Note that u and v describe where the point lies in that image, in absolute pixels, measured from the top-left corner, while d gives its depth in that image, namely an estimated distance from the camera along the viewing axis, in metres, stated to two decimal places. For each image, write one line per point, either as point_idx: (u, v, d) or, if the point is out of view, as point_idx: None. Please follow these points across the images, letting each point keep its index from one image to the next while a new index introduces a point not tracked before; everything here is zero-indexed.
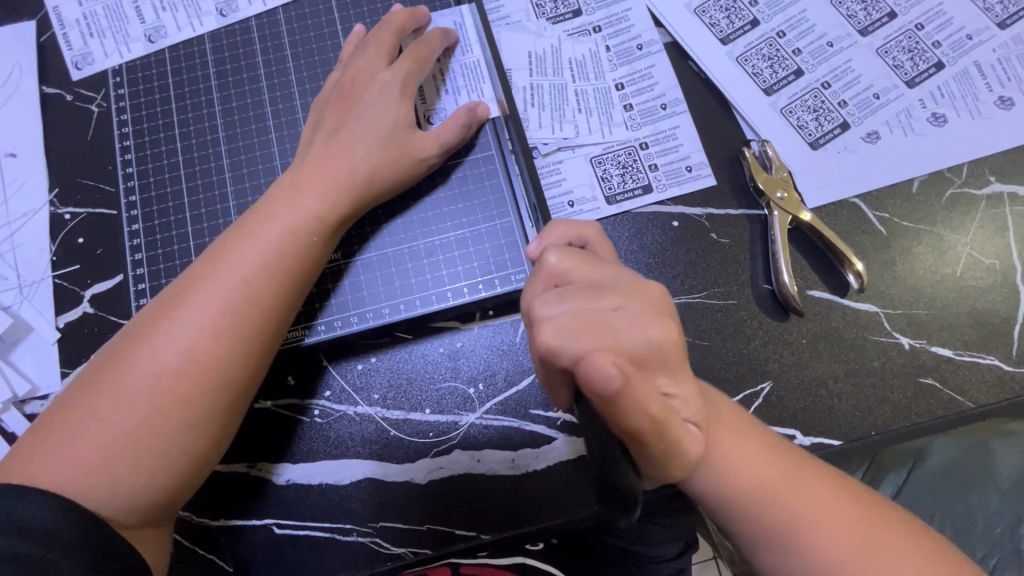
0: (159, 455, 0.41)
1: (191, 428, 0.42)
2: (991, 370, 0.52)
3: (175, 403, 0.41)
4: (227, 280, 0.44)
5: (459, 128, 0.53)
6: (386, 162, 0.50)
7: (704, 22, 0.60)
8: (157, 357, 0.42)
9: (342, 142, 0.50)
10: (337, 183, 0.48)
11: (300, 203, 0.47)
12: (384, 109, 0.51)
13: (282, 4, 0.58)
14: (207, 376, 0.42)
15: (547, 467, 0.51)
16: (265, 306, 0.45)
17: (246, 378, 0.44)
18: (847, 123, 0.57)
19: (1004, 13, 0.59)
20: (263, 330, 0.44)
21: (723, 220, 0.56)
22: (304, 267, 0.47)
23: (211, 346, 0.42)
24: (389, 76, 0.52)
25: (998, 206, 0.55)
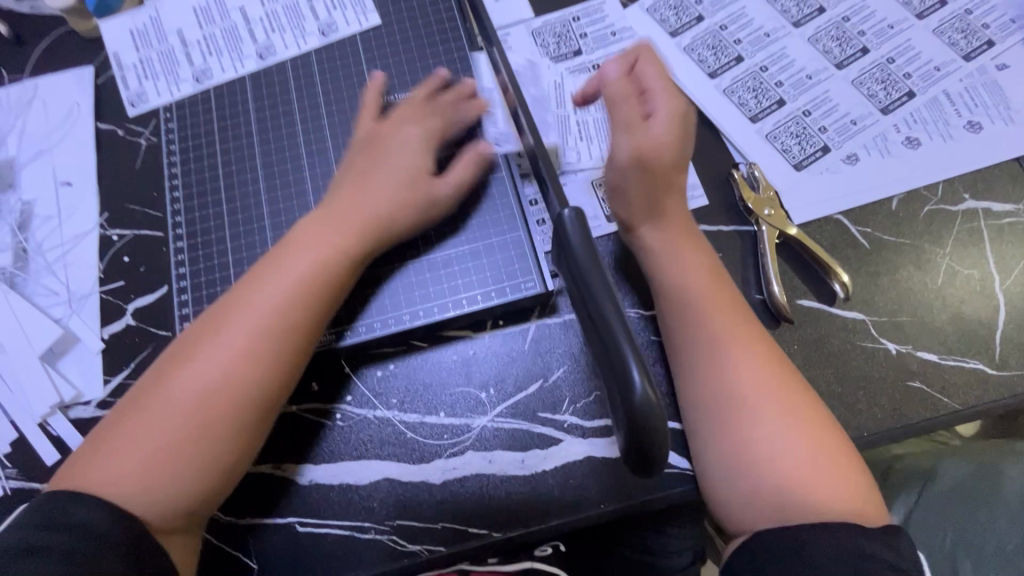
0: (195, 467, 0.45)
1: (224, 448, 0.46)
2: (975, 373, 0.55)
3: (210, 424, 0.46)
4: (259, 311, 0.48)
5: (473, 169, 0.58)
6: (408, 202, 0.55)
7: (693, 59, 0.66)
8: (195, 382, 0.46)
9: (368, 183, 0.54)
10: (360, 219, 0.53)
11: (325, 240, 0.51)
12: (410, 156, 0.56)
13: (314, 49, 0.65)
14: (240, 395, 0.46)
15: (555, 467, 0.53)
16: (294, 338, 0.49)
17: (272, 401, 0.48)
18: (828, 146, 0.62)
19: (968, 47, 0.65)
20: (293, 354, 0.48)
21: (716, 236, 0.60)
22: (330, 296, 0.50)
23: (243, 372, 0.47)
24: (418, 130, 0.57)
25: (973, 220, 0.60)
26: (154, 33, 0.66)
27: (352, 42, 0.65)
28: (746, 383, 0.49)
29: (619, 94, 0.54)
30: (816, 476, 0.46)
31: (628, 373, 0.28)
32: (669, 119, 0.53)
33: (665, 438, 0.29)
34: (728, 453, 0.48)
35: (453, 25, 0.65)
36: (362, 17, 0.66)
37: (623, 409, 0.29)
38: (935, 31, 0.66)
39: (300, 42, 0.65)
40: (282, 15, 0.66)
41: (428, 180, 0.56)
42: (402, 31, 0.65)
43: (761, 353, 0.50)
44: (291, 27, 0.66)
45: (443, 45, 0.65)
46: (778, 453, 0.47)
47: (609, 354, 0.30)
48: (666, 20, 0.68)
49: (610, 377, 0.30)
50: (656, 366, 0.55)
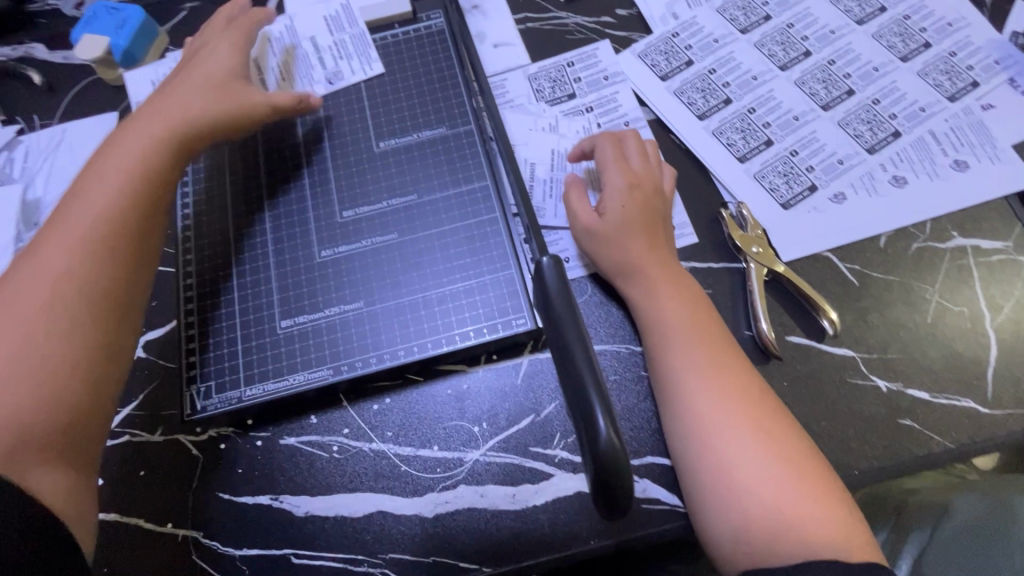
0: (61, 362, 0.48)
1: (61, 358, 0.48)
2: (966, 412, 0.55)
3: (43, 325, 0.48)
4: (71, 227, 0.52)
5: (291, 100, 0.63)
6: (155, 146, 0.57)
7: (683, 102, 0.69)
8: (55, 290, 0.49)
9: (148, 109, 0.60)
10: (168, 119, 0.59)
11: (85, 181, 0.55)
12: (179, 86, 0.61)
13: (321, 95, 0.69)
14: (91, 281, 0.51)
15: (545, 502, 0.54)
16: (88, 258, 0.51)
17: (115, 297, 0.52)
18: (815, 185, 0.64)
19: (953, 88, 0.67)
20: (109, 237, 0.53)
21: (706, 273, 0.61)
22: (141, 190, 0.55)
23: (42, 291, 0.49)
24: (224, 59, 0.63)
25: (962, 258, 0.60)
26: None
27: (357, 89, 0.69)
28: (727, 417, 0.49)
29: (573, 187, 0.61)
30: (803, 508, 0.46)
31: (594, 419, 0.32)
32: (618, 193, 0.58)
33: (630, 480, 0.31)
34: (716, 488, 0.47)
35: (452, 73, 0.69)
36: (367, 65, 0.69)
37: (589, 451, 0.32)
38: (920, 72, 0.68)
39: (308, 89, 0.69)
40: (292, 64, 0.70)
41: (188, 109, 0.59)
42: (404, 78, 0.69)
43: (741, 382, 0.51)
44: (300, 76, 0.69)
45: (443, 90, 0.68)
46: (763, 486, 0.46)
47: (577, 394, 0.33)
48: (657, 65, 0.71)
49: (578, 420, 0.33)
50: (645, 402, 0.56)
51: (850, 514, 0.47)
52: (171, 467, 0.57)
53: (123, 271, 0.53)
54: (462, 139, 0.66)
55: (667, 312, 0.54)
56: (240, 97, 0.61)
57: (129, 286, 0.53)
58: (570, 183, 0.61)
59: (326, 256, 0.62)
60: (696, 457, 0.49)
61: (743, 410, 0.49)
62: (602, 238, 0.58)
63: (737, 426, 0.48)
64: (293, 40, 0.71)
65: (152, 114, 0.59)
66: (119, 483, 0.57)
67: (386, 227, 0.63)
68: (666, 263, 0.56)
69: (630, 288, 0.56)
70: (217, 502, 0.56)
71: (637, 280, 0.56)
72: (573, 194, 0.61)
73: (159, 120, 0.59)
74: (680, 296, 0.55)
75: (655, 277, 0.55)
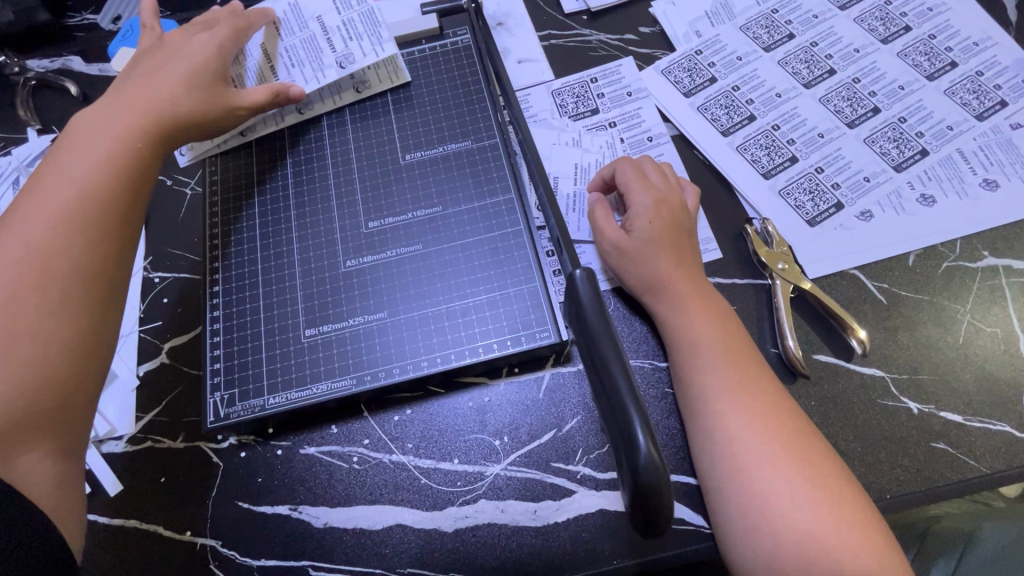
0: (42, 340, 0.47)
1: (53, 338, 0.47)
2: (1002, 436, 0.53)
3: (30, 307, 0.47)
4: (49, 201, 0.51)
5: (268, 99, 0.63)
6: (137, 125, 0.56)
7: (707, 118, 0.69)
8: (28, 266, 0.48)
9: (126, 92, 0.59)
10: (151, 102, 0.58)
11: (59, 164, 0.53)
12: (157, 71, 0.61)
13: (348, 107, 0.70)
14: (68, 259, 0.49)
15: (568, 519, 0.53)
16: (74, 236, 0.50)
17: (98, 266, 0.50)
18: (841, 203, 0.63)
19: (981, 107, 0.66)
20: (84, 214, 0.51)
21: (731, 289, 0.61)
22: (126, 164, 0.54)
23: (30, 271, 0.48)
24: (198, 43, 0.63)
25: (994, 278, 0.59)
26: None
27: (383, 102, 0.70)
28: (760, 438, 0.48)
29: (600, 207, 0.61)
30: (839, 536, 0.44)
31: (635, 436, 0.32)
32: (645, 210, 0.58)
33: (671, 500, 0.32)
34: (751, 513, 0.46)
35: (477, 87, 0.70)
36: (378, 46, 0.67)
37: (630, 467, 0.32)
38: (946, 91, 0.67)
39: (319, 75, 0.67)
40: (299, 47, 0.67)
41: (176, 95, 0.59)
42: (430, 92, 0.70)
43: (773, 401, 0.50)
44: (309, 60, 0.67)
45: (468, 105, 0.69)
46: (799, 511, 0.45)
47: (617, 412, 0.33)
48: (680, 81, 0.71)
49: (617, 436, 0.33)
50: (671, 419, 0.55)
51: (888, 544, 0.45)
52: (191, 475, 0.57)
53: (111, 248, 0.51)
54: (483, 155, 0.66)
55: (693, 331, 0.53)
56: (223, 95, 0.62)
57: (116, 258, 0.52)
58: (596, 203, 0.61)
59: (351, 266, 0.62)
60: (725, 478, 0.48)
61: (777, 432, 0.48)
62: (629, 256, 0.57)
63: (771, 448, 0.47)
64: (299, 21, 0.68)
65: (130, 105, 0.58)
66: (140, 489, 0.57)
67: (410, 237, 0.63)
68: (693, 280, 0.56)
69: (659, 305, 0.56)
70: (236, 511, 0.55)
71: (665, 296, 0.55)
72: (600, 214, 0.60)
73: (140, 110, 0.57)
74: (709, 314, 0.54)
75: (683, 293, 0.55)
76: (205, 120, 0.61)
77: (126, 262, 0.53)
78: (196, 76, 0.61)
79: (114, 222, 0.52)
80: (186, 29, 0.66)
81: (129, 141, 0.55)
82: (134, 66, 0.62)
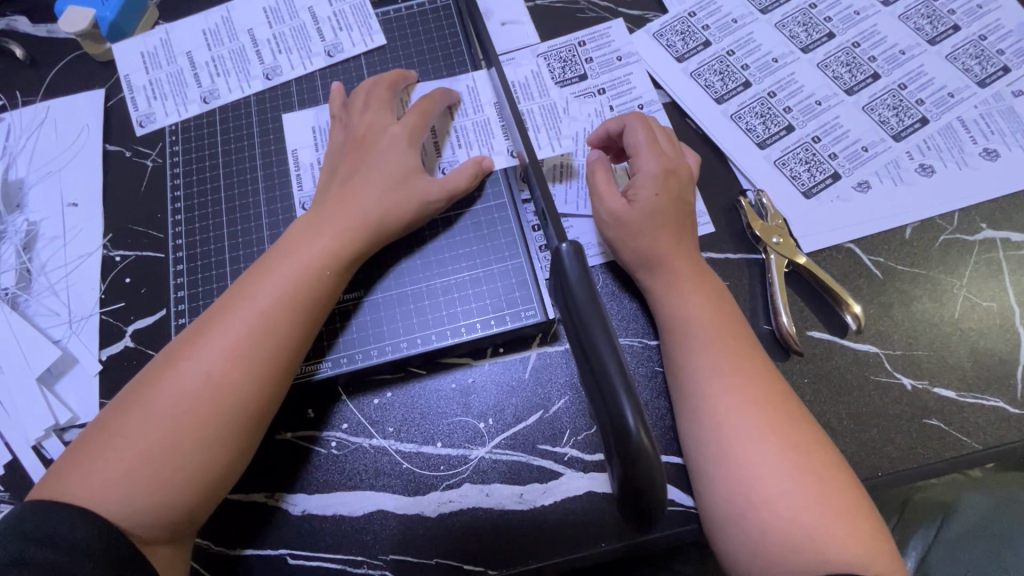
0: (180, 472, 0.44)
1: (196, 469, 0.45)
2: (996, 412, 0.52)
3: (179, 446, 0.44)
4: (234, 323, 0.48)
5: (469, 178, 0.57)
6: (325, 256, 0.51)
7: (700, 84, 0.65)
8: (179, 392, 0.45)
9: (363, 182, 0.55)
10: (353, 222, 0.53)
11: (269, 276, 0.50)
12: (394, 157, 0.56)
13: (320, 71, 0.65)
14: (226, 399, 0.46)
15: (554, 502, 0.52)
16: (245, 381, 0.46)
17: (257, 417, 0.47)
18: (838, 174, 0.61)
19: (983, 73, 0.63)
20: (252, 346, 0.47)
21: (724, 263, 0.59)
22: (305, 325, 0.50)
23: (199, 403, 0.45)
24: (398, 129, 0.57)
25: (991, 251, 0.58)
26: (164, 54, 0.67)
27: (357, 66, 0.66)
28: (750, 423, 0.46)
29: (600, 165, 0.57)
30: (825, 525, 0.43)
31: (625, 418, 0.29)
32: (651, 179, 0.54)
33: (663, 483, 0.29)
34: (735, 499, 0.45)
35: (458, 50, 0.66)
36: (368, 37, 0.66)
37: (618, 448, 0.30)
38: (948, 56, 0.65)
39: (306, 62, 0.66)
40: (469, 129, 0.61)
41: (372, 209, 0.54)
42: (408, 55, 0.66)
43: (766, 386, 0.48)
44: (298, 47, 0.66)
45: (448, 69, 0.65)
46: (786, 499, 0.44)
47: (602, 392, 0.31)
48: (672, 45, 0.67)
49: (604, 418, 0.31)
50: (659, 399, 0.54)
51: (877, 534, 0.43)
52: None
53: (269, 402, 0.48)
54: (464, 120, 0.61)
55: (688, 312, 0.51)
56: (415, 203, 0.55)
57: (270, 406, 0.48)
58: (595, 160, 0.58)
59: None
60: (711, 459, 0.47)
61: (768, 418, 0.46)
62: (626, 230, 0.54)
63: (760, 434, 0.46)
64: (476, 103, 0.62)
65: (332, 206, 0.54)
66: None
67: None
68: (691, 257, 0.54)
69: (656, 284, 0.53)
70: None
71: (664, 275, 0.53)
72: (600, 173, 0.57)
73: (339, 227, 0.53)
74: (704, 293, 0.52)
75: (678, 272, 0.53)
76: (393, 228, 0.55)
77: (277, 408, 0.49)
78: (389, 214, 0.54)
79: (257, 433, 0.48)
80: (368, 111, 0.59)
81: (283, 331, 0.48)
82: (393, 136, 0.57)
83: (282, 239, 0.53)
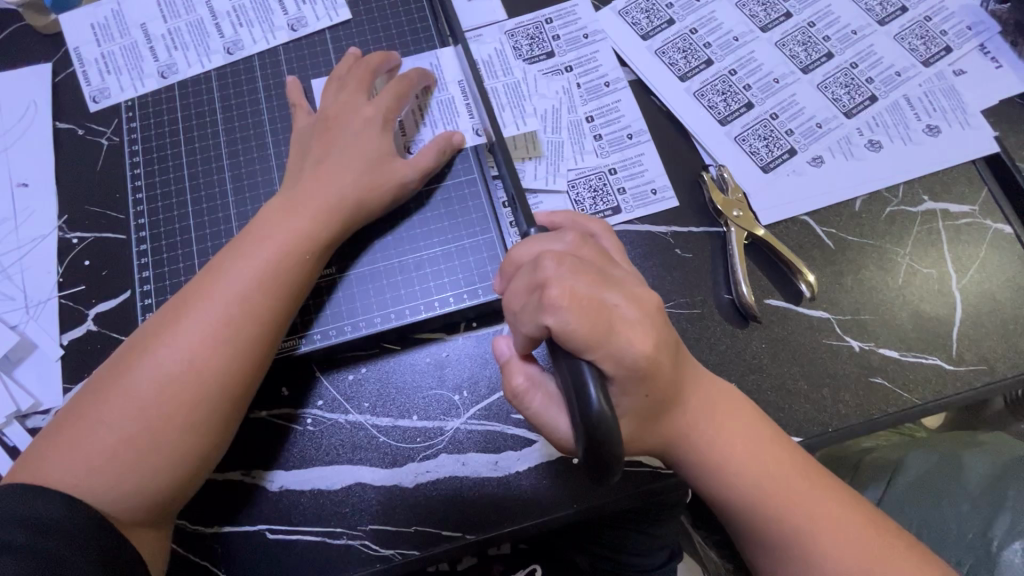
0: (164, 456, 0.44)
1: (181, 453, 0.45)
2: (934, 369, 0.57)
3: (164, 432, 0.45)
4: (211, 306, 0.47)
5: (436, 157, 0.58)
6: (301, 238, 0.51)
7: (664, 62, 0.67)
8: (159, 376, 0.45)
9: (333, 166, 0.54)
10: (327, 204, 0.53)
11: (241, 259, 0.50)
12: (367, 138, 0.56)
13: (283, 45, 0.64)
14: (206, 382, 0.46)
15: (528, 468, 0.53)
16: (227, 364, 0.47)
17: (239, 398, 0.47)
18: (794, 149, 0.63)
19: (928, 53, 0.67)
20: (230, 329, 0.47)
21: (687, 237, 0.61)
22: (284, 306, 0.50)
23: (179, 387, 0.45)
24: (370, 111, 0.57)
25: (932, 221, 0.62)
26: (116, 26, 0.64)
27: (322, 40, 0.64)
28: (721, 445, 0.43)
29: (581, 306, 0.36)
30: (813, 506, 0.43)
31: (584, 378, 0.34)
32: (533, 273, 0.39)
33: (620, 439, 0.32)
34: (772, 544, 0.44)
35: (425, 25, 0.65)
36: (333, 10, 0.65)
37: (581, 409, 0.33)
38: (896, 37, 0.68)
39: (268, 36, 0.64)
40: (434, 107, 0.61)
41: (346, 190, 0.54)
42: (373, 31, 0.65)
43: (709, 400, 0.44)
44: (259, 21, 0.64)
45: (416, 44, 0.65)
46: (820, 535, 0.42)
47: (563, 355, 0.36)
48: (637, 23, 0.68)
49: (566, 378, 0.36)
50: None
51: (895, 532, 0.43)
52: None
53: (247, 385, 0.48)
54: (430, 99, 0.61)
55: (665, 332, 0.39)
56: (389, 183, 0.56)
57: (251, 388, 0.48)
58: (561, 291, 0.36)
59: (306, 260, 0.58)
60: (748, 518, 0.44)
61: (723, 425, 0.44)
62: (570, 264, 0.38)
63: (732, 449, 0.43)
64: (440, 81, 0.62)
65: (306, 187, 0.54)
66: None
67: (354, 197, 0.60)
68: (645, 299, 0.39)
69: (614, 292, 0.38)
70: None
71: (616, 280, 0.39)
72: (589, 333, 0.36)
73: (311, 210, 0.52)
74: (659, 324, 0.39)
75: (627, 281, 0.40)
76: (372, 208, 0.56)
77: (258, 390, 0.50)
78: (362, 198, 0.54)
79: (239, 416, 0.48)
80: (345, 92, 0.58)
81: (263, 312, 0.49)
82: (370, 119, 0.56)
83: (253, 222, 0.53)
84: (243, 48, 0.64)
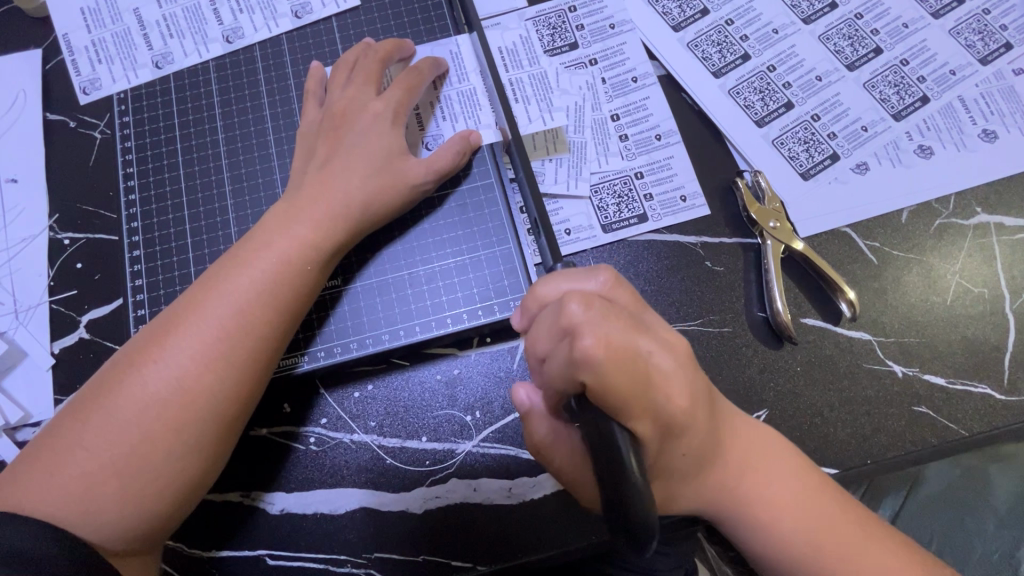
0: (150, 481, 0.42)
1: (170, 478, 0.42)
2: (983, 398, 0.52)
3: (151, 457, 0.42)
4: (205, 321, 0.44)
5: (456, 157, 0.53)
6: (301, 249, 0.48)
7: (696, 56, 0.62)
8: (147, 396, 0.42)
9: (337, 169, 0.50)
10: (332, 211, 0.49)
11: (237, 270, 0.46)
12: (378, 136, 0.52)
13: (287, 32, 0.59)
14: (197, 403, 0.43)
15: (544, 496, 0.50)
16: (220, 384, 0.44)
17: (233, 420, 0.45)
18: (836, 155, 0.59)
19: (986, 49, 0.61)
20: (224, 346, 0.44)
21: (718, 248, 0.56)
22: (282, 322, 0.47)
23: (168, 408, 0.42)
24: (381, 105, 0.52)
25: (985, 236, 0.57)
26: (108, 10, 0.60)
27: (327, 29, 0.60)
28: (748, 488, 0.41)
29: (617, 357, 0.32)
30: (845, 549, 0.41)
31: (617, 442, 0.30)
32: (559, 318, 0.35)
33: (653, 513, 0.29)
34: None
35: (439, 13, 0.60)
36: None
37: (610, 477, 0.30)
38: (951, 31, 0.62)
39: (271, 24, 0.60)
40: (455, 99, 0.56)
41: (353, 194, 0.50)
42: (383, 19, 0.60)
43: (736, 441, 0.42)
44: (260, 6, 0.60)
45: (428, 33, 0.60)
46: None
47: (589, 412, 0.32)
48: (668, 13, 0.63)
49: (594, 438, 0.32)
50: None
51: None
52: None
53: (242, 407, 0.45)
54: (449, 90, 0.57)
55: (696, 382, 0.36)
56: (400, 185, 0.52)
57: (246, 409, 0.45)
58: (595, 341, 0.32)
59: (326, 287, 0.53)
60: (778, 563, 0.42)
61: (748, 472, 0.41)
62: (600, 307, 0.34)
63: (760, 491, 0.41)
64: (460, 72, 0.57)
65: (310, 190, 0.50)
66: None
67: None
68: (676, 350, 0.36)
69: (647, 339, 0.34)
70: None
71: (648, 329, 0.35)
72: (626, 390, 0.32)
73: (313, 218, 0.49)
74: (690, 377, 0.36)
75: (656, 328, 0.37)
76: (384, 214, 0.52)
77: (253, 410, 0.47)
78: (371, 201, 0.50)
79: (232, 438, 0.45)
80: (353, 86, 0.54)
81: (261, 329, 0.45)
82: (377, 116, 0.52)
83: (250, 231, 0.49)
84: (243, 35, 0.59)
